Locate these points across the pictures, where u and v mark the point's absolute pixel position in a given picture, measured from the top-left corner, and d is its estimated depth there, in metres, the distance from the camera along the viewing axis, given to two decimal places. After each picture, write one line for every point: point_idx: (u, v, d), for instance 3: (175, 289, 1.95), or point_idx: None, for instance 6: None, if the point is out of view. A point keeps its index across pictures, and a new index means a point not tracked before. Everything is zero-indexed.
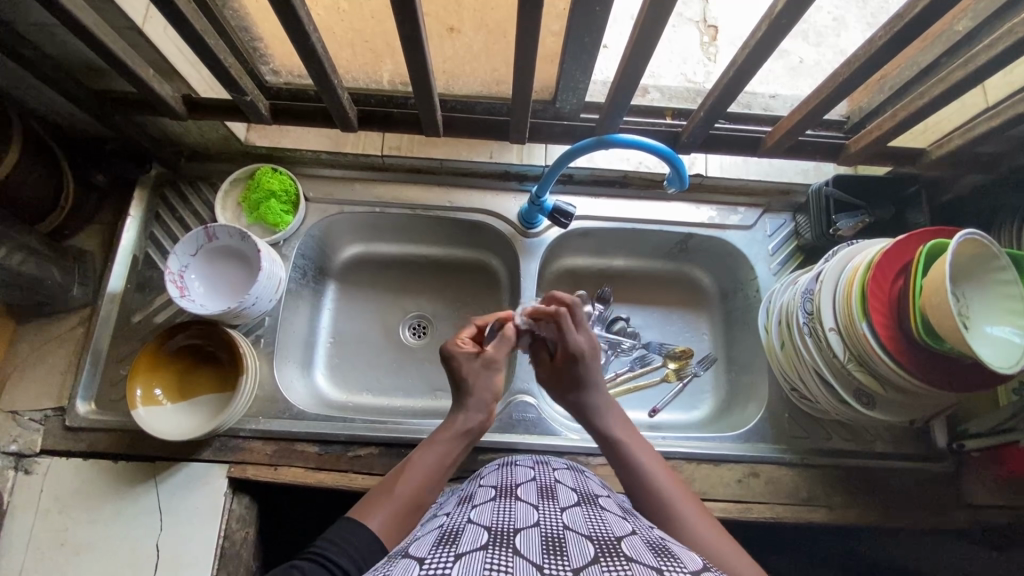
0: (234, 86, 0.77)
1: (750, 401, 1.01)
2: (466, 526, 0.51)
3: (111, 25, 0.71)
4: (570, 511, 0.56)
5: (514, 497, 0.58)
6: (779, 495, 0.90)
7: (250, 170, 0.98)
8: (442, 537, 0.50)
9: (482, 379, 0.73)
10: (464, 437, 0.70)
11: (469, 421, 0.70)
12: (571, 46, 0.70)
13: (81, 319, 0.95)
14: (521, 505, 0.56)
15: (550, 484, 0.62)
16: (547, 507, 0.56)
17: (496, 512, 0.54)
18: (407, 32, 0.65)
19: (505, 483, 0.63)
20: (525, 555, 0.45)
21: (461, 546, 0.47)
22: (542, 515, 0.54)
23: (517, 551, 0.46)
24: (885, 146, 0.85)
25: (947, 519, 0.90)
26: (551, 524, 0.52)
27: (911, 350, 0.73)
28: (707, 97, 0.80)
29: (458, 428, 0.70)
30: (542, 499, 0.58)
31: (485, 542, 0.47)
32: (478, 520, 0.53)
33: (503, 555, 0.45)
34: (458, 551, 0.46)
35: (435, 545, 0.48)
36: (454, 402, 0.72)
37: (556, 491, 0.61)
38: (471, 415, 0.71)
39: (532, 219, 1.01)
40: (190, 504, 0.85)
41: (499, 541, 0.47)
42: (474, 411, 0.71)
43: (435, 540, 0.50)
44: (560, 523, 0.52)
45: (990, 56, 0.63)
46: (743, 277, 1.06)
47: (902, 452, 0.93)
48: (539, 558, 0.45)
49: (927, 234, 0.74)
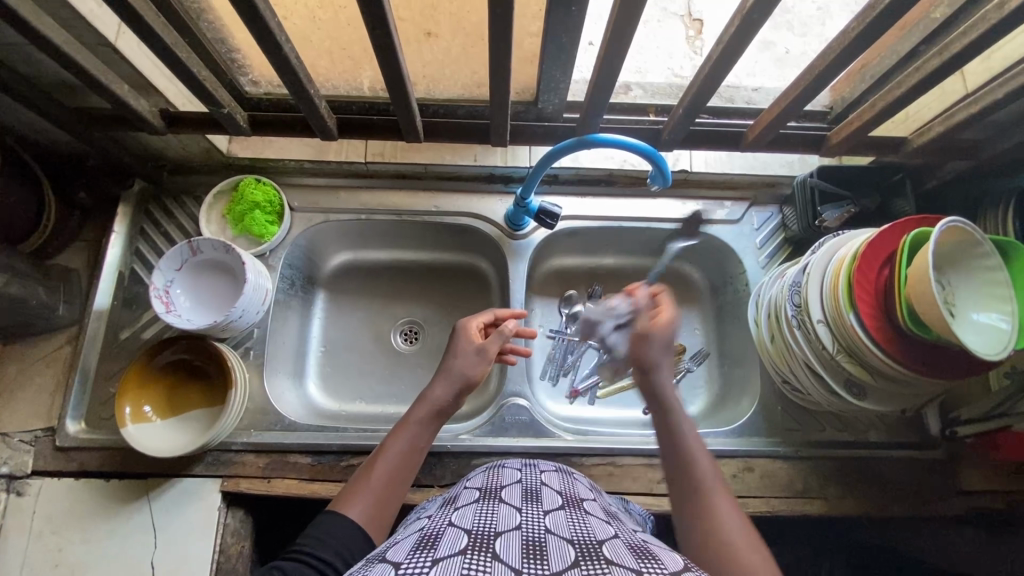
0: (210, 99, 0.76)
1: (743, 395, 1.00)
2: (446, 529, 0.51)
3: (84, 43, 0.70)
4: (553, 513, 0.56)
5: (497, 499, 0.58)
6: (774, 488, 0.90)
7: (233, 181, 0.97)
8: (421, 540, 0.50)
9: (464, 360, 0.77)
10: (434, 418, 0.73)
11: (441, 399, 0.74)
12: (547, 45, 0.70)
13: (68, 338, 0.94)
14: (504, 508, 0.56)
15: (535, 487, 0.62)
16: (530, 510, 0.56)
17: (478, 514, 0.54)
18: (381, 39, 0.65)
19: (490, 485, 0.63)
20: (504, 560, 0.46)
21: (439, 550, 0.47)
22: (524, 518, 0.54)
23: (496, 556, 0.46)
24: (868, 136, 0.85)
25: (943, 506, 0.90)
26: (532, 527, 0.52)
27: (898, 340, 0.73)
28: (686, 93, 0.79)
29: (433, 405, 0.73)
30: (526, 502, 0.58)
31: (464, 545, 0.47)
32: (458, 522, 0.53)
33: (482, 561, 0.45)
34: (436, 554, 0.46)
35: (413, 550, 0.48)
36: (434, 376, 0.77)
37: (540, 493, 0.61)
38: (442, 392, 0.74)
39: (519, 221, 1.00)
40: (184, 519, 0.85)
41: (479, 545, 0.47)
42: (449, 386, 0.75)
43: (414, 544, 0.49)
44: (542, 526, 0.52)
45: (965, 43, 0.63)
46: (733, 272, 1.05)
47: (895, 441, 0.93)
48: (519, 563, 0.45)
49: (910, 223, 0.75)
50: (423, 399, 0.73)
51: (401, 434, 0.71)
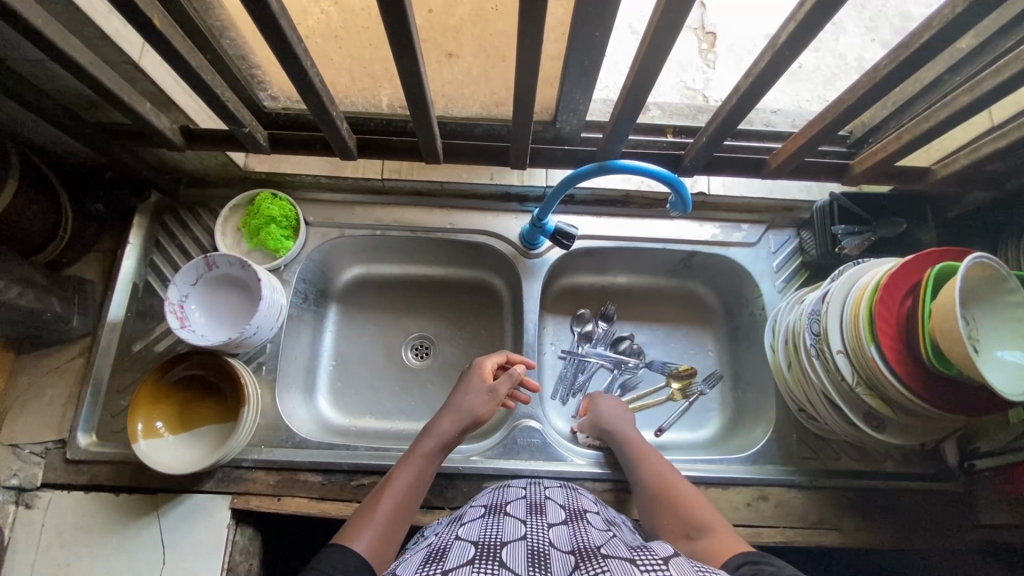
0: (231, 118, 0.76)
1: (757, 421, 0.99)
2: (455, 543, 0.51)
3: (108, 61, 0.70)
4: (557, 527, 0.56)
5: (502, 513, 0.58)
6: (788, 518, 0.89)
7: (250, 195, 0.97)
8: (429, 554, 0.50)
9: (473, 397, 0.82)
10: (439, 452, 0.76)
11: (445, 434, 0.78)
12: (572, 70, 0.69)
13: (81, 349, 0.94)
14: (509, 520, 0.56)
15: (540, 501, 0.62)
16: (535, 522, 0.56)
17: (483, 527, 0.54)
18: (407, 63, 0.65)
19: (494, 501, 0.63)
20: (511, 568, 0.46)
21: (449, 561, 0.47)
22: (529, 529, 0.54)
23: (504, 564, 0.46)
24: (891, 165, 0.84)
25: (959, 539, 0.89)
26: (537, 538, 0.52)
27: (919, 373, 0.72)
28: (710, 121, 0.79)
29: (437, 440, 0.77)
30: (531, 515, 0.58)
31: (472, 556, 0.47)
32: (465, 536, 0.53)
33: (489, 568, 0.45)
34: (444, 567, 0.46)
35: (422, 563, 0.48)
36: (438, 413, 0.81)
37: (544, 507, 0.60)
38: (447, 426, 0.78)
39: (534, 240, 1.00)
40: (193, 536, 0.84)
41: (486, 555, 0.48)
42: (454, 421, 0.79)
43: (423, 558, 0.49)
44: (546, 538, 0.52)
45: (998, 80, 0.63)
46: (748, 294, 1.04)
47: (912, 472, 0.91)
48: (524, 570, 0.46)
49: (936, 254, 0.73)
50: (427, 434, 0.77)
51: (405, 469, 0.73)
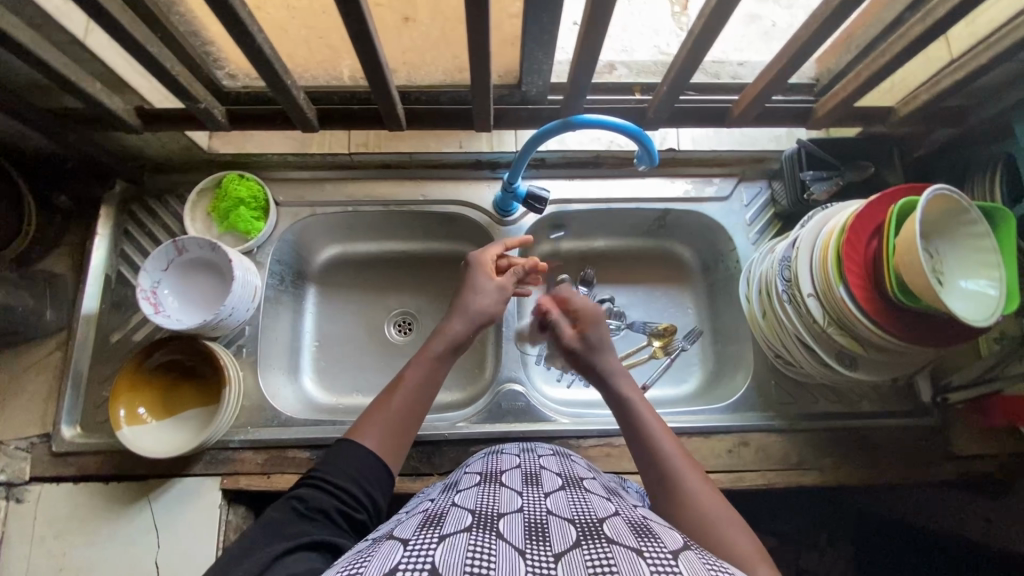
0: (185, 93, 0.74)
1: (737, 370, 1.02)
2: (450, 510, 0.51)
3: (53, 40, 0.69)
4: (554, 495, 0.56)
5: (498, 483, 0.58)
6: (769, 462, 0.91)
7: (215, 178, 0.96)
8: (426, 519, 0.50)
9: (480, 296, 0.79)
10: (451, 349, 0.76)
11: (457, 333, 0.76)
12: (531, 26, 0.68)
13: (59, 343, 0.93)
14: (506, 491, 0.56)
15: (535, 470, 0.62)
16: (531, 493, 0.56)
17: (480, 496, 0.55)
18: (354, 25, 0.63)
19: (490, 470, 0.63)
20: (508, 539, 0.46)
21: (445, 528, 0.47)
22: (526, 500, 0.54)
23: (501, 535, 0.46)
24: (853, 107, 0.85)
25: (935, 471, 0.91)
26: (534, 510, 0.51)
27: (887, 310, 0.73)
28: (671, 70, 0.79)
29: (449, 341, 0.75)
30: (527, 485, 0.58)
31: (469, 524, 0.47)
32: (461, 503, 0.53)
33: (487, 538, 0.45)
34: (441, 533, 0.46)
35: (418, 527, 0.48)
36: (454, 309, 0.79)
37: (540, 477, 0.60)
38: (457, 327, 0.76)
39: (508, 207, 0.99)
40: (186, 518, 0.85)
41: (483, 525, 0.47)
42: (467, 323, 0.77)
43: (419, 523, 0.49)
44: (544, 509, 0.52)
45: (948, 8, 0.63)
46: (723, 248, 1.05)
47: (886, 409, 0.94)
48: (521, 542, 0.45)
49: (898, 192, 0.74)
50: (440, 333, 0.76)
51: (416, 365, 0.73)
